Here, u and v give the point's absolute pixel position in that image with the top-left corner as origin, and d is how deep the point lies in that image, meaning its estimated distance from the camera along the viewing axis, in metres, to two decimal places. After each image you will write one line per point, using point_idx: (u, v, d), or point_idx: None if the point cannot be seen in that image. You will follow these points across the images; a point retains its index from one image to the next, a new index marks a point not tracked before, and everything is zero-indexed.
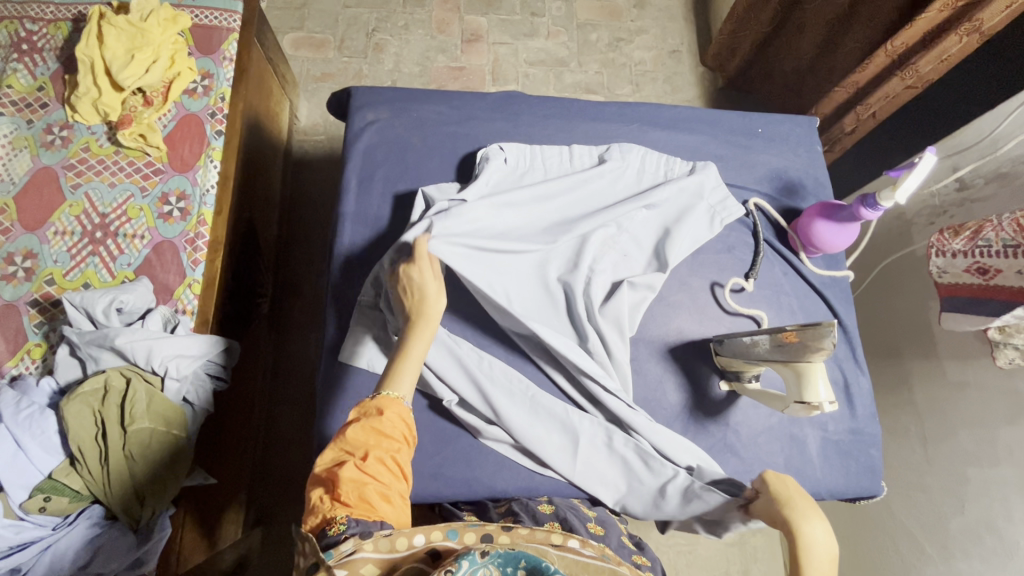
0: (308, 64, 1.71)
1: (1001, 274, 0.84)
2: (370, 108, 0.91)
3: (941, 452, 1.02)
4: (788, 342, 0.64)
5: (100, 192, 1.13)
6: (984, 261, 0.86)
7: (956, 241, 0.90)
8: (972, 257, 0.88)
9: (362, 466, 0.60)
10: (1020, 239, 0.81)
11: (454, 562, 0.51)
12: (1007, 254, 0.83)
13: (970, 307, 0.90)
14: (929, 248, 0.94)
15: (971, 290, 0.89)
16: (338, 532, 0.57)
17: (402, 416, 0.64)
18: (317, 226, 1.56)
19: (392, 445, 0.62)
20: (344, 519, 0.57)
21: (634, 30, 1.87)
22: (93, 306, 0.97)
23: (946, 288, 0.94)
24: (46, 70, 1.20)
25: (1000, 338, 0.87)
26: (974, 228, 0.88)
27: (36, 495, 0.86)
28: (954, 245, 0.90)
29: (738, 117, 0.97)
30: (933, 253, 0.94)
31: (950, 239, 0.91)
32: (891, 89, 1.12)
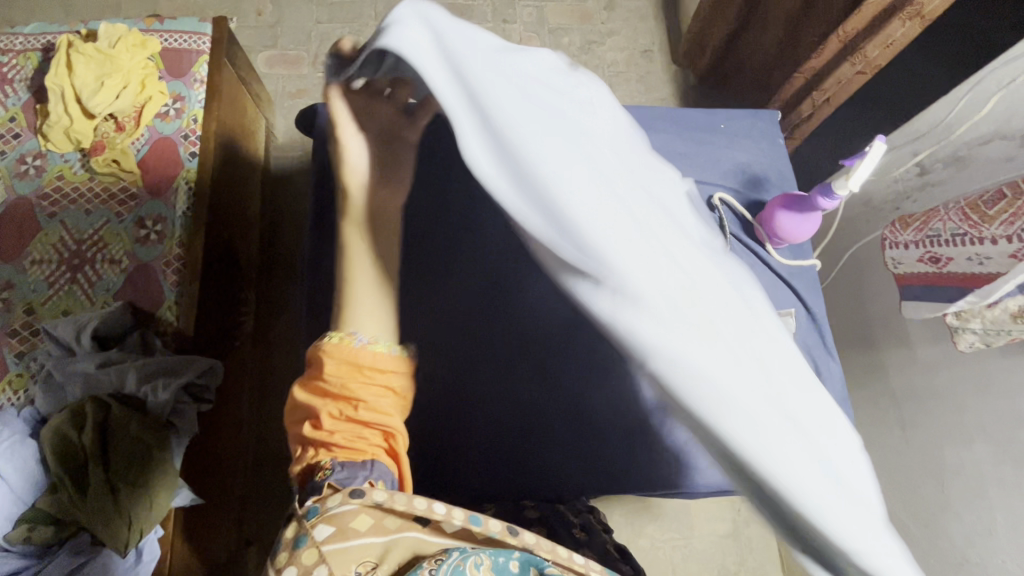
0: (283, 81, 1.72)
1: (952, 262, 0.86)
2: (338, 123, 0.92)
3: (919, 432, 1.03)
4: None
5: (76, 220, 1.13)
6: (934, 250, 0.89)
7: (906, 233, 0.94)
8: (923, 246, 0.90)
9: (336, 415, 0.56)
10: (966, 227, 0.84)
11: (445, 551, 0.52)
12: (957, 242, 0.85)
13: (928, 294, 0.91)
14: (885, 240, 0.99)
15: (926, 278, 0.91)
16: (323, 477, 0.54)
17: (353, 359, 0.56)
18: (298, 242, 1.57)
19: (344, 399, 0.56)
20: (329, 464, 0.55)
21: (605, 32, 1.90)
22: (71, 334, 0.98)
23: (902, 278, 0.96)
24: (17, 101, 1.20)
25: (957, 323, 0.87)
26: (922, 219, 0.92)
27: (19, 526, 0.87)
28: (906, 237, 0.94)
29: (701, 114, 0.98)
30: (888, 245, 0.98)
31: (902, 231, 0.95)
32: (843, 73, 1.15)
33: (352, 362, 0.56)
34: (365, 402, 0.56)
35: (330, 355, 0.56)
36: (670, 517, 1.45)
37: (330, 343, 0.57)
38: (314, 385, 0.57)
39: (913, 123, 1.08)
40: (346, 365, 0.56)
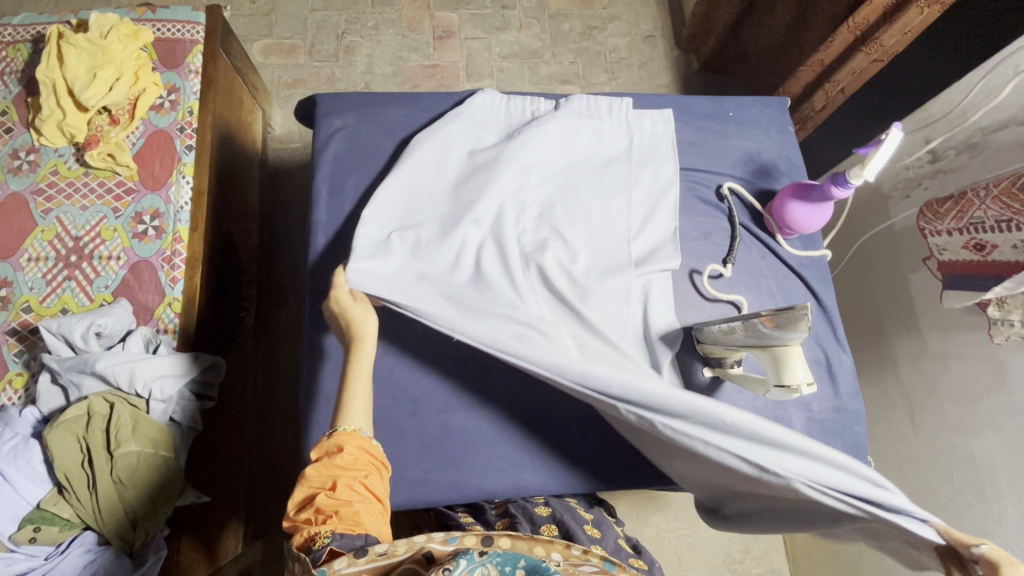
0: (279, 71, 1.69)
1: (998, 250, 0.84)
2: (337, 114, 0.89)
3: (928, 422, 1.03)
4: (766, 329, 0.64)
5: (72, 216, 1.11)
6: (980, 236, 0.88)
7: (945, 221, 0.94)
8: (968, 233, 0.90)
9: (347, 490, 0.60)
10: (1011, 213, 0.82)
11: (453, 560, 0.50)
12: (1000, 229, 0.84)
13: (963, 282, 0.91)
14: (925, 228, 0.99)
15: (970, 265, 0.90)
16: (322, 546, 0.57)
17: (360, 448, 0.64)
18: (298, 236, 1.55)
19: (354, 476, 0.62)
20: (328, 534, 0.58)
21: (607, 17, 1.86)
22: (70, 332, 0.96)
23: (947, 266, 0.95)
24: (8, 94, 1.18)
25: (998, 315, 0.86)
26: (958, 207, 0.92)
27: (25, 527, 0.85)
28: (945, 225, 0.94)
29: (708, 101, 0.96)
30: (928, 234, 0.98)
31: (938, 220, 0.96)
32: (857, 64, 1.12)
33: (360, 450, 0.63)
34: (368, 483, 0.62)
35: (346, 442, 0.63)
36: (675, 506, 1.45)
37: (342, 433, 0.64)
38: (323, 468, 0.62)
39: (925, 109, 1.08)
40: (357, 453, 0.63)
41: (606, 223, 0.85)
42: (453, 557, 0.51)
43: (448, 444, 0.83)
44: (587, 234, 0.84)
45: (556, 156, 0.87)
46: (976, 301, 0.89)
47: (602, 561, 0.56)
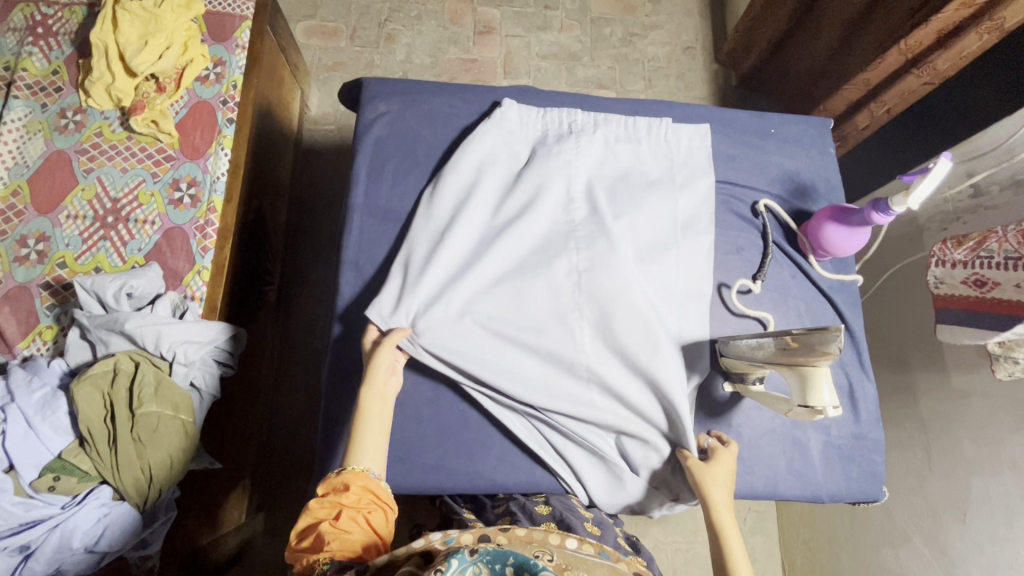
0: (320, 53, 1.71)
1: (999, 287, 0.84)
2: (382, 99, 0.88)
3: (944, 458, 1.01)
4: (794, 346, 0.64)
5: (113, 177, 1.14)
6: (982, 272, 0.87)
7: (958, 251, 0.91)
8: (971, 267, 0.88)
9: (346, 524, 0.61)
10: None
11: (445, 561, 0.50)
12: (1009, 266, 0.83)
13: (971, 321, 0.89)
14: (932, 256, 0.95)
15: (971, 302, 0.89)
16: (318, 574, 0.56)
17: (365, 488, 0.64)
18: (326, 216, 1.57)
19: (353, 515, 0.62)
20: (326, 561, 0.58)
21: (649, 25, 1.85)
22: (103, 290, 0.98)
23: (942, 299, 0.95)
24: (60, 54, 1.20)
25: (1000, 351, 0.87)
26: (977, 239, 0.89)
27: (45, 475, 0.87)
28: (956, 255, 0.91)
29: (751, 116, 0.94)
30: (934, 261, 0.95)
31: (953, 249, 0.92)
32: (907, 86, 1.11)
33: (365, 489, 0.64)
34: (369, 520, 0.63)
35: (352, 481, 0.64)
36: (676, 519, 1.45)
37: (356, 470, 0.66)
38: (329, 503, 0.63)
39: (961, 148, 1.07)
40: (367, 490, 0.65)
41: (652, 242, 0.84)
42: (445, 557, 0.51)
43: (463, 434, 0.84)
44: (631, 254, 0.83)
45: (590, 171, 0.87)
46: (985, 339, 0.88)
47: (597, 551, 0.58)
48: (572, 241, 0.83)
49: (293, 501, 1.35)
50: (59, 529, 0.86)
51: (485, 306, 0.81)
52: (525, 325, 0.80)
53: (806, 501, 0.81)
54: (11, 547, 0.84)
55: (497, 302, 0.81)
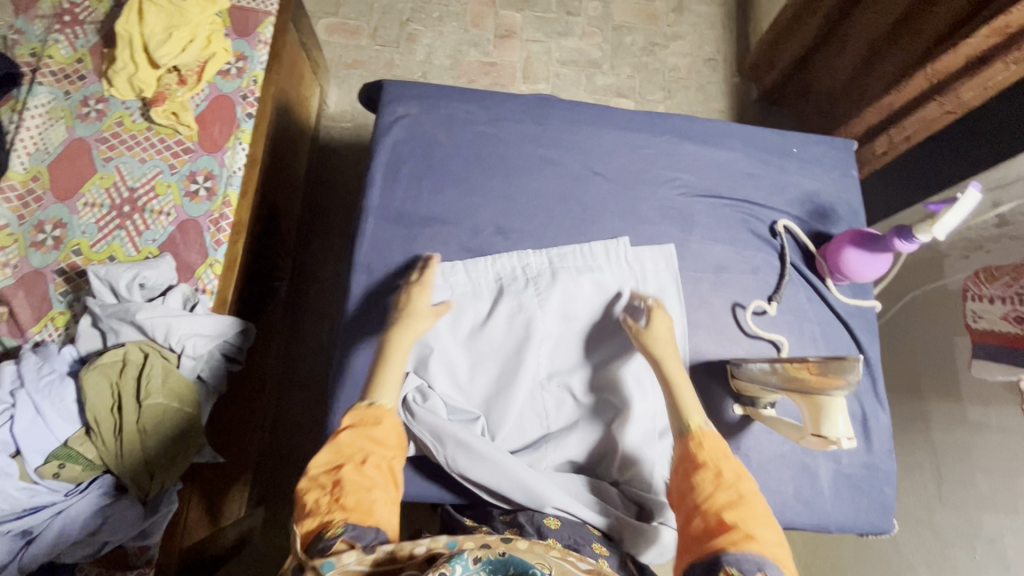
0: (340, 50, 1.71)
1: None
2: (401, 102, 0.87)
3: (955, 491, 0.99)
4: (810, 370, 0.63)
5: (131, 167, 1.14)
6: (1019, 308, 0.87)
7: (994, 287, 0.94)
8: (1010, 303, 0.89)
9: (352, 481, 0.60)
10: None
11: (448, 564, 0.50)
12: None
13: (1001, 355, 0.89)
14: (969, 292, 0.99)
15: (1004, 337, 0.89)
16: (334, 535, 0.55)
17: (392, 429, 0.66)
18: (339, 213, 1.57)
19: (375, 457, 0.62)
20: (342, 522, 0.56)
21: (671, 35, 1.84)
22: (115, 280, 0.98)
23: (979, 334, 0.95)
24: (86, 43, 1.22)
25: None
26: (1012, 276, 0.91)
27: (51, 461, 0.87)
28: (992, 291, 0.94)
29: (773, 135, 0.93)
30: (970, 297, 0.99)
31: (988, 285, 0.95)
32: (928, 113, 1.11)
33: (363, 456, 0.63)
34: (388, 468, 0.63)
35: (384, 416, 0.66)
36: None
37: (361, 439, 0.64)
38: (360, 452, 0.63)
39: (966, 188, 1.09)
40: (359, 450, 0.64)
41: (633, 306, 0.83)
42: (448, 560, 0.51)
43: None
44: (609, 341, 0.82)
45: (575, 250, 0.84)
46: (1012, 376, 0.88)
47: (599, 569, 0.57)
48: (555, 328, 0.82)
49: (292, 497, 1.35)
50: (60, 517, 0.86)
51: (475, 394, 0.80)
52: (512, 415, 0.78)
53: (813, 530, 0.80)
54: (13, 532, 0.84)
55: (488, 390, 0.80)
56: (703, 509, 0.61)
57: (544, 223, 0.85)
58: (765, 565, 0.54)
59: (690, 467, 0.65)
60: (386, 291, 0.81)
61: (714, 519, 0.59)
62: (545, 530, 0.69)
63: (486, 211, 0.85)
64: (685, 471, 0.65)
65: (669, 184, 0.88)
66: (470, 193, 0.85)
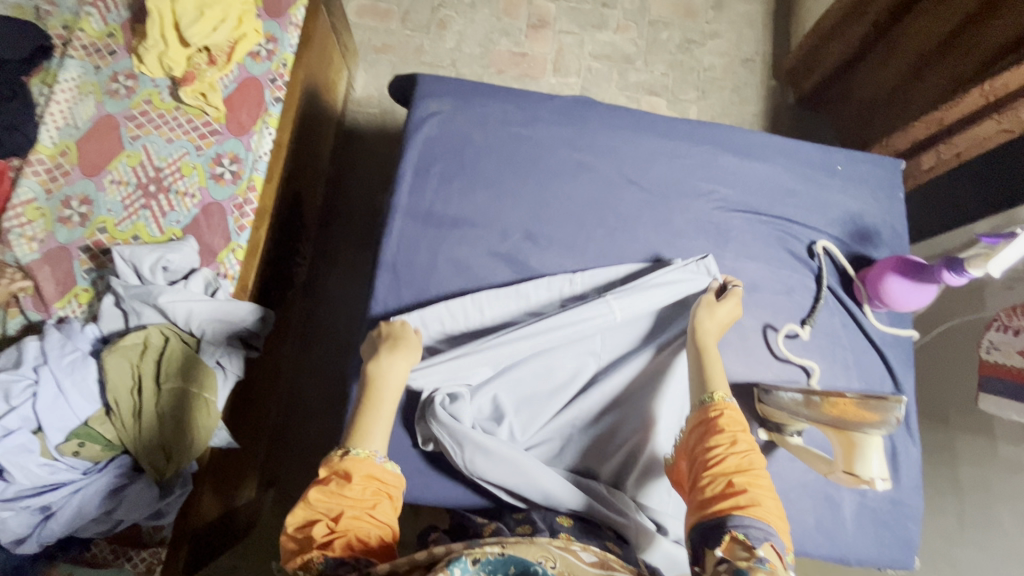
0: (369, 33, 1.68)
1: None
2: (435, 98, 0.85)
3: (978, 528, 0.96)
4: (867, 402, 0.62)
5: (158, 146, 1.14)
6: None
7: (1018, 319, 0.94)
8: None
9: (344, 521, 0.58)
10: None
11: (445, 569, 0.49)
12: None
13: (1013, 391, 0.92)
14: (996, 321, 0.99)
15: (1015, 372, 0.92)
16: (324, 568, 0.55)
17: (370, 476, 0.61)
18: (360, 200, 1.56)
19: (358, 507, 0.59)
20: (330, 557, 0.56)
21: (709, 33, 1.78)
22: (140, 261, 0.98)
23: (990, 365, 0.98)
24: (117, 17, 1.20)
25: None
26: None
27: (71, 440, 0.88)
28: (1016, 322, 0.94)
29: (818, 150, 0.89)
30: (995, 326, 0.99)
31: (1016, 316, 0.95)
32: (982, 131, 1.07)
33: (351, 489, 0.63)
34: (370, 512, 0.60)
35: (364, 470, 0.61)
36: None
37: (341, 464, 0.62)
38: (328, 494, 0.59)
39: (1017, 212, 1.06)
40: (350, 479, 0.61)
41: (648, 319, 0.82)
42: (445, 563, 0.50)
43: None
44: (631, 360, 0.80)
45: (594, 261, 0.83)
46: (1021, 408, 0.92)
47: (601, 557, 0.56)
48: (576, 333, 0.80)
49: (302, 482, 1.36)
50: (79, 494, 0.87)
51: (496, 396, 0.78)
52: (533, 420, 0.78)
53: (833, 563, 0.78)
54: (33, 507, 0.86)
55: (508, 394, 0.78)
56: (713, 472, 0.59)
57: (575, 230, 0.83)
58: (771, 535, 0.53)
59: (708, 432, 0.63)
60: (410, 292, 0.79)
61: (724, 483, 0.58)
62: (557, 526, 0.68)
63: (516, 214, 0.83)
64: (702, 435, 0.63)
65: (706, 197, 0.85)
66: (500, 196, 0.83)
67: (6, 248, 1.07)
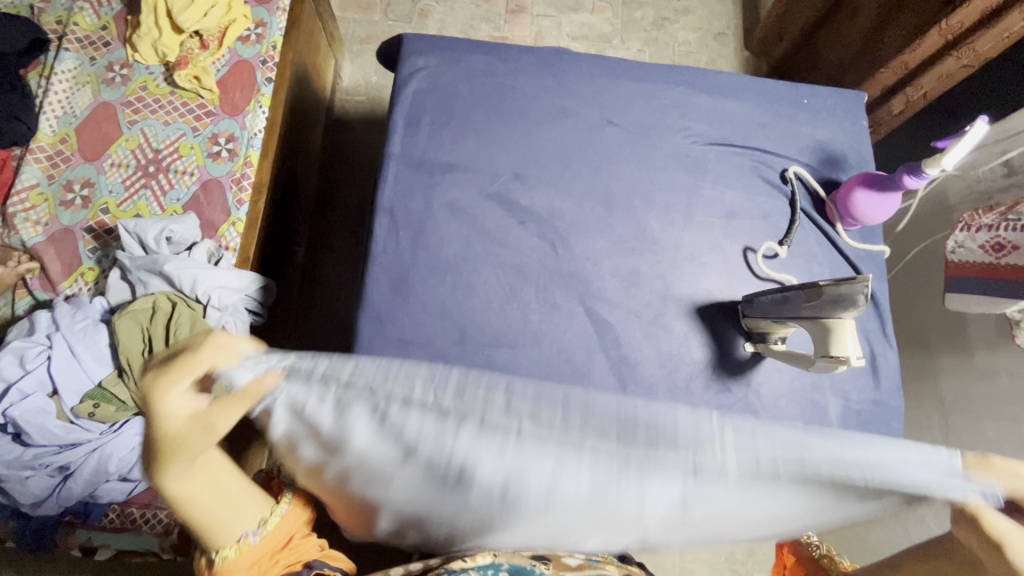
0: (354, 25, 1.74)
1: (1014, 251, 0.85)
2: (421, 54, 0.90)
3: (963, 439, 1.00)
4: (817, 299, 0.64)
5: (155, 129, 1.18)
6: (1001, 236, 0.88)
7: (987, 216, 0.92)
8: (994, 231, 0.89)
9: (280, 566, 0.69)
10: None
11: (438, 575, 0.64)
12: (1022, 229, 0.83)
13: (973, 287, 0.92)
14: (960, 223, 0.97)
15: (980, 268, 0.91)
16: None
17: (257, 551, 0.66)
18: (353, 183, 1.60)
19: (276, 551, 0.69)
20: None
21: (681, 10, 1.85)
22: (144, 232, 1.02)
23: (955, 266, 0.96)
24: (110, 10, 1.25)
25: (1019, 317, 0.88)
26: (1008, 205, 0.90)
27: (86, 401, 0.91)
28: (984, 220, 0.92)
29: (785, 87, 0.94)
30: (961, 227, 0.97)
31: (983, 215, 0.94)
32: (946, 68, 1.10)
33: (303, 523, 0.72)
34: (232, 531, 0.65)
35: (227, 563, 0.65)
36: None
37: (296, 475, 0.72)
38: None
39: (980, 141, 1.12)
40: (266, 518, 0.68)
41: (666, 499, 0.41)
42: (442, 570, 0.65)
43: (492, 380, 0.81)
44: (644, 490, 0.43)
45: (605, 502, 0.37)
46: (1000, 308, 0.89)
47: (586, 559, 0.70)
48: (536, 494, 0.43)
49: None
50: (93, 454, 0.90)
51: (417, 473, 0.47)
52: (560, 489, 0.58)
53: None
54: (53, 466, 0.89)
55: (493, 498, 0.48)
56: None
57: (561, 170, 0.87)
58: None
59: None
60: (406, 234, 0.83)
61: None
62: None
63: (505, 157, 0.87)
64: None
65: (682, 133, 0.90)
66: (489, 141, 0.87)
67: (12, 232, 1.10)
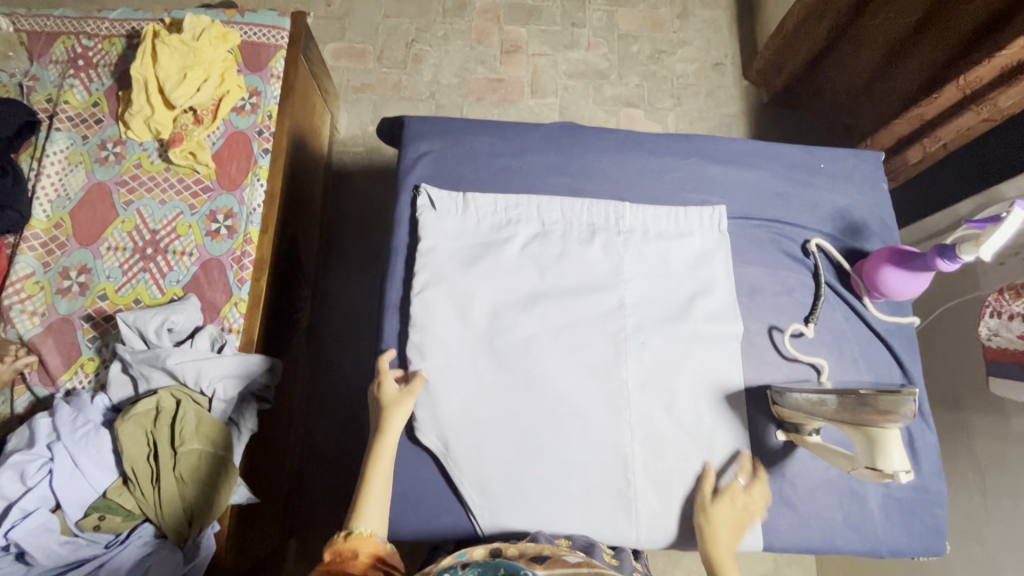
0: (347, 74, 1.71)
1: None
2: (424, 138, 0.94)
3: (1003, 504, 0.97)
4: (861, 408, 0.70)
5: (151, 209, 1.15)
6: None
7: (1016, 303, 0.92)
8: None
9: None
10: None
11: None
12: None
13: (1017, 372, 0.93)
14: (988, 306, 0.97)
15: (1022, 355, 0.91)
16: None
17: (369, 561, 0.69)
18: (355, 239, 1.57)
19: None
20: None
21: (677, 41, 1.83)
22: (145, 326, 0.99)
23: (994, 351, 0.97)
24: (101, 86, 1.22)
25: None
26: None
27: (91, 514, 0.89)
28: (1014, 306, 0.92)
29: (802, 152, 0.98)
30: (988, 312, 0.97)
31: (1011, 300, 0.93)
32: (964, 121, 1.14)
33: None
34: None
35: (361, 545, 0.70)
36: None
37: None
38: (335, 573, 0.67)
39: (999, 190, 1.10)
40: None
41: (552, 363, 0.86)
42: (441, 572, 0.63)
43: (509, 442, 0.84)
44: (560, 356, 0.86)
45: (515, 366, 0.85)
46: None
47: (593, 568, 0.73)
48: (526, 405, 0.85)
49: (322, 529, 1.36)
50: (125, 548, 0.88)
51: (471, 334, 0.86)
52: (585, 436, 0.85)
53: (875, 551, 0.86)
54: None
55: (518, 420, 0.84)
56: None
57: None
58: None
59: None
60: None
61: None
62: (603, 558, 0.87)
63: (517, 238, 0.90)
64: None
65: None
66: None
67: (9, 325, 1.07)
